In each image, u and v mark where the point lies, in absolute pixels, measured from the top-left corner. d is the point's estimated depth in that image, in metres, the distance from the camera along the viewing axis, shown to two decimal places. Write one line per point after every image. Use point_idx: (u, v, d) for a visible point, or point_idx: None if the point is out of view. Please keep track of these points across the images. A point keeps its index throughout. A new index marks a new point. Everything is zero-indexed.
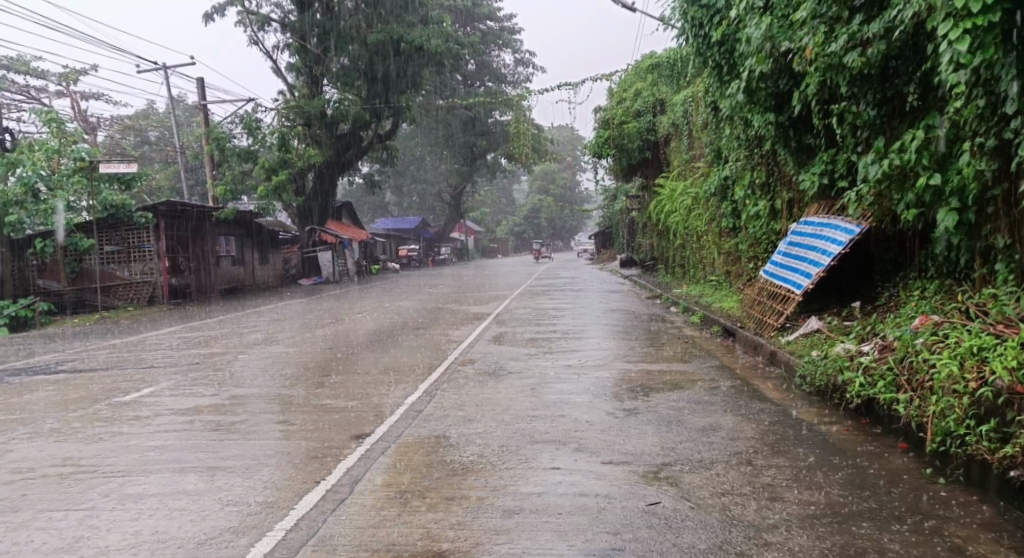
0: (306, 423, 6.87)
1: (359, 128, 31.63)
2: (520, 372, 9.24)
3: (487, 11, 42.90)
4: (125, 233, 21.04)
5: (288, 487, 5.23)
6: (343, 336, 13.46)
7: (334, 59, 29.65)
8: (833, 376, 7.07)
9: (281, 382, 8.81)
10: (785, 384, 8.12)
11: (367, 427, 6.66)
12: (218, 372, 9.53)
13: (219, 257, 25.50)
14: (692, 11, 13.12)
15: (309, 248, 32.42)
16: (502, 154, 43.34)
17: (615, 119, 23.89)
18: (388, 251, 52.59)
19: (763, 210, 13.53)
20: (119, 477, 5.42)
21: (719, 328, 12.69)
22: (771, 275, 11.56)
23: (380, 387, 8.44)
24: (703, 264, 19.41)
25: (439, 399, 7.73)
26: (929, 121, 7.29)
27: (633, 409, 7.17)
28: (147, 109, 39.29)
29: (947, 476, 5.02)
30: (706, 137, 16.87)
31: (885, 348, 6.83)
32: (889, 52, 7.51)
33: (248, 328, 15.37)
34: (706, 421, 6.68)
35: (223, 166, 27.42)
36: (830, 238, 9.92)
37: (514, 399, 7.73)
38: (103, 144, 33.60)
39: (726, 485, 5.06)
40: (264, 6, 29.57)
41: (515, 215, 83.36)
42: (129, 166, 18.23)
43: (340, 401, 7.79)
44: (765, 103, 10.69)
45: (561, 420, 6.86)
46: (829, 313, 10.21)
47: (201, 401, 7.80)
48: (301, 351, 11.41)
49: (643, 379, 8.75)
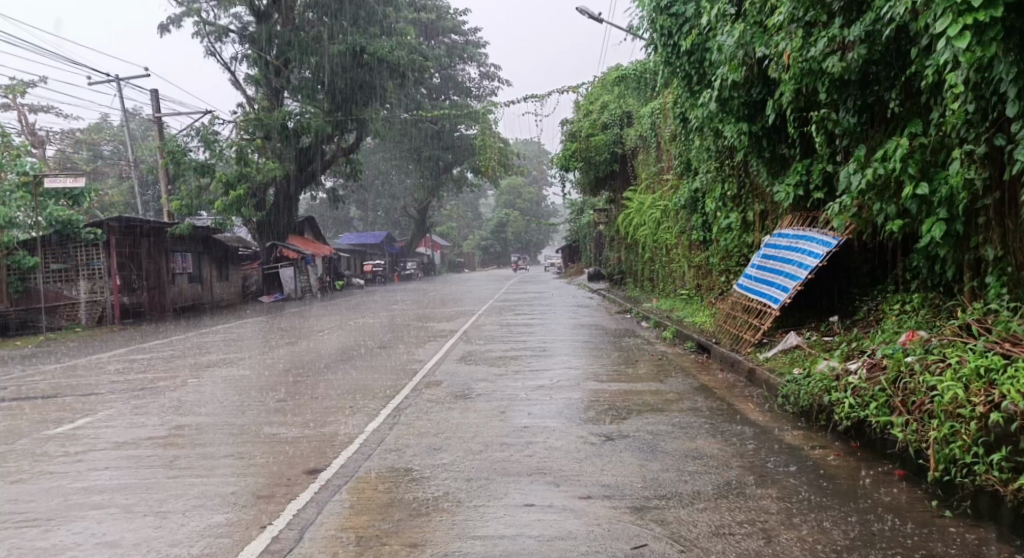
0: (255, 455, 6.32)
1: (322, 141, 31.00)
2: (488, 394, 8.77)
3: (452, 24, 42.64)
4: (74, 249, 20.07)
5: (229, 534, 4.68)
6: (302, 356, 12.88)
7: (295, 71, 29.05)
8: (819, 395, 6.70)
9: (232, 409, 8.26)
10: (766, 404, 7.74)
11: (323, 460, 6.12)
12: (163, 399, 8.92)
13: (175, 274, 24.63)
14: (661, 20, 12.83)
15: (270, 264, 31.59)
16: (469, 168, 42.93)
17: (582, 131, 23.57)
18: (352, 267, 51.85)
19: (735, 223, 13.19)
20: (34, 527, 4.83)
21: (692, 344, 12.34)
22: (745, 289, 11.24)
23: (340, 413, 7.91)
24: (673, 277, 19.10)
25: (402, 426, 7.23)
26: (912, 128, 6.99)
27: (610, 434, 6.75)
28: (102, 123, 38.30)
29: (954, 509, 4.64)
30: (675, 149, 16.62)
31: (874, 365, 6.45)
32: (871, 57, 7.19)
33: (203, 348, 14.73)
34: (689, 446, 6.25)
35: (180, 180, 26.66)
36: (806, 251, 9.62)
37: (483, 424, 7.27)
38: (55, 158, 32.60)
39: (716, 522, 4.63)
40: (221, 17, 28.94)
41: (483, 229, 82.93)
42: (76, 181, 17.49)
43: (296, 429, 7.26)
44: (738, 112, 10.39)
45: (532, 448, 6.38)
46: (807, 327, 9.91)
47: (142, 432, 7.24)
48: (257, 373, 10.86)
49: (619, 399, 8.30)
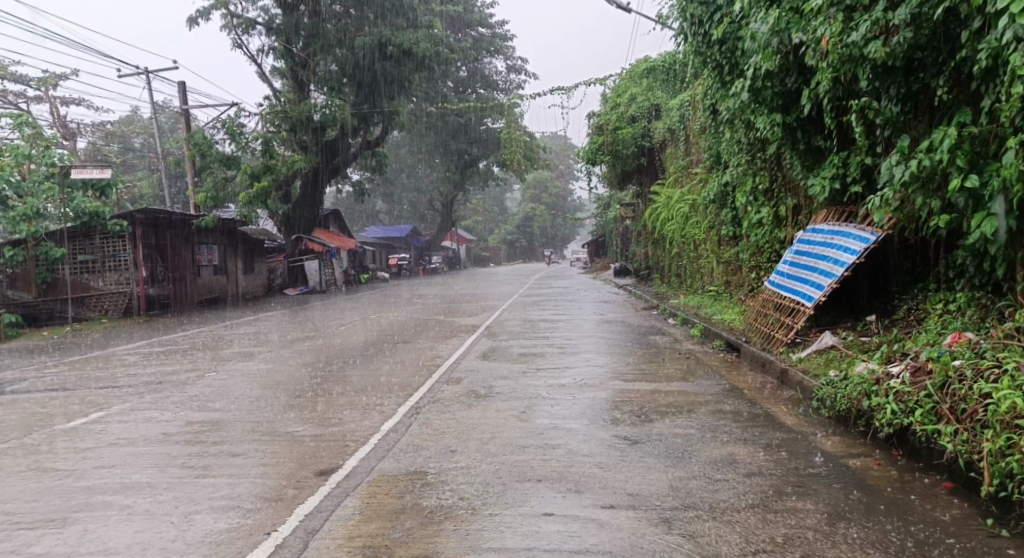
0: (265, 455, 6.08)
1: (347, 134, 30.90)
2: (510, 392, 8.48)
3: (479, 17, 42.32)
4: (101, 241, 20.13)
5: (233, 541, 4.45)
6: (323, 350, 12.70)
7: (320, 63, 28.93)
8: (857, 400, 6.36)
9: (248, 405, 8.05)
10: (799, 408, 7.38)
11: (335, 461, 5.86)
12: (179, 394, 8.73)
13: (201, 267, 24.60)
14: (692, 9, 12.44)
15: (295, 257, 31.53)
16: (495, 161, 42.64)
17: (609, 125, 23.17)
18: (378, 260, 51.85)
19: (767, 217, 12.78)
20: (30, 531, 4.61)
21: (721, 342, 11.97)
22: (776, 286, 10.85)
23: (357, 411, 7.68)
24: (701, 273, 18.68)
25: (419, 425, 6.97)
26: (960, 117, 6.59)
27: (635, 437, 6.44)
28: (132, 115, 38.51)
29: (1010, 529, 4.29)
30: (704, 142, 16.21)
31: (918, 369, 6.08)
32: (917, 41, 6.77)
33: (225, 341, 14.60)
34: (719, 452, 5.92)
35: (205, 172, 26.63)
36: (842, 247, 9.22)
37: (503, 424, 7.00)
38: (85, 150, 32.81)
39: (750, 538, 4.31)
40: (249, 10, 28.85)
41: (508, 223, 82.58)
42: (103, 173, 17.47)
43: (311, 428, 7.04)
44: (771, 102, 9.98)
45: (553, 451, 6.08)
46: (843, 326, 9.51)
47: (154, 427, 7.05)
48: (277, 368, 10.67)
49: (645, 400, 7.98)
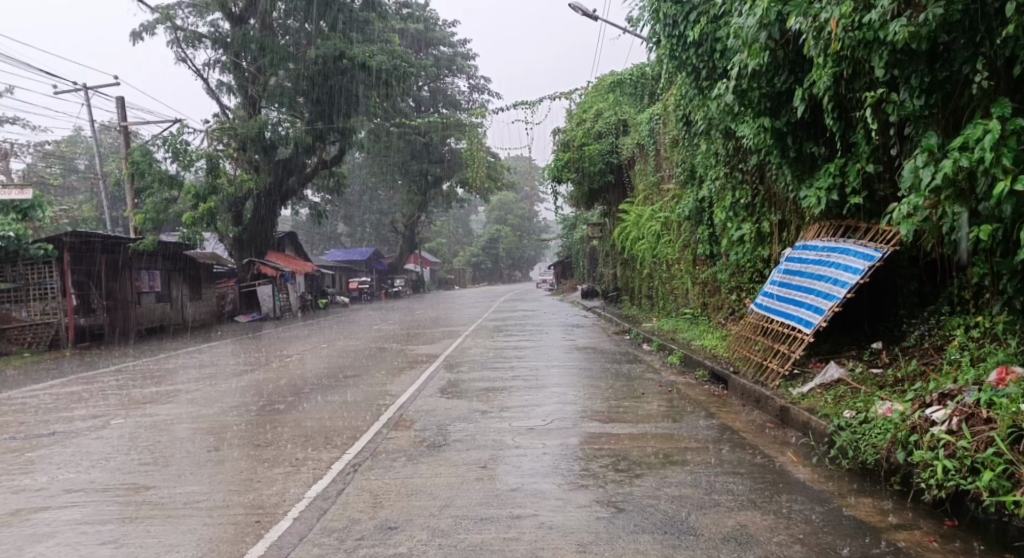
0: (147, 543, 4.74)
1: (302, 153, 29.54)
2: (468, 439, 7.19)
3: (440, 35, 41.22)
4: (25, 268, 18.41)
5: None
6: (262, 387, 11.32)
7: (272, 78, 27.56)
8: (889, 450, 5.28)
9: (152, 464, 6.70)
10: (811, 456, 6.18)
11: (236, 553, 4.56)
12: (74, 449, 7.31)
13: (141, 293, 22.98)
14: (664, 9, 11.27)
15: (248, 282, 29.83)
16: (457, 181, 41.31)
17: (575, 141, 21.99)
18: (338, 284, 50.29)
19: (748, 234, 11.52)
20: None
21: (704, 372, 10.75)
22: (762, 309, 9.72)
23: (281, 470, 6.33)
24: (674, 295, 17.57)
25: (354, 489, 5.69)
26: (1003, 108, 5.52)
27: (618, 502, 5.21)
28: (75, 136, 36.74)
29: None
30: (677, 156, 15.09)
31: (968, 414, 5.04)
32: (948, 19, 5.69)
33: (154, 377, 13.12)
34: (725, 525, 4.71)
35: (146, 193, 24.91)
36: (842, 265, 8.11)
37: (458, 485, 5.72)
38: (21, 172, 31.01)
39: None
40: (198, 24, 27.44)
41: (472, 245, 81.33)
42: (24, 195, 16.02)
43: (222, 494, 5.70)
44: (757, 105, 8.83)
45: (521, 524, 4.85)
46: (846, 355, 8.41)
47: (23, 501, 5.68)
48: (202, 411, 9.32)
49: (626, 447, 6.75)
